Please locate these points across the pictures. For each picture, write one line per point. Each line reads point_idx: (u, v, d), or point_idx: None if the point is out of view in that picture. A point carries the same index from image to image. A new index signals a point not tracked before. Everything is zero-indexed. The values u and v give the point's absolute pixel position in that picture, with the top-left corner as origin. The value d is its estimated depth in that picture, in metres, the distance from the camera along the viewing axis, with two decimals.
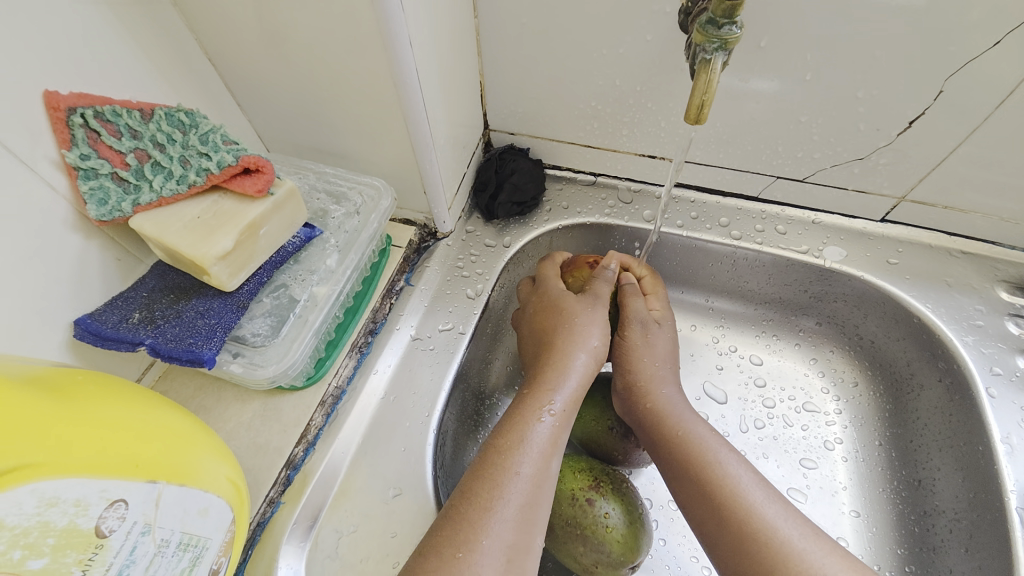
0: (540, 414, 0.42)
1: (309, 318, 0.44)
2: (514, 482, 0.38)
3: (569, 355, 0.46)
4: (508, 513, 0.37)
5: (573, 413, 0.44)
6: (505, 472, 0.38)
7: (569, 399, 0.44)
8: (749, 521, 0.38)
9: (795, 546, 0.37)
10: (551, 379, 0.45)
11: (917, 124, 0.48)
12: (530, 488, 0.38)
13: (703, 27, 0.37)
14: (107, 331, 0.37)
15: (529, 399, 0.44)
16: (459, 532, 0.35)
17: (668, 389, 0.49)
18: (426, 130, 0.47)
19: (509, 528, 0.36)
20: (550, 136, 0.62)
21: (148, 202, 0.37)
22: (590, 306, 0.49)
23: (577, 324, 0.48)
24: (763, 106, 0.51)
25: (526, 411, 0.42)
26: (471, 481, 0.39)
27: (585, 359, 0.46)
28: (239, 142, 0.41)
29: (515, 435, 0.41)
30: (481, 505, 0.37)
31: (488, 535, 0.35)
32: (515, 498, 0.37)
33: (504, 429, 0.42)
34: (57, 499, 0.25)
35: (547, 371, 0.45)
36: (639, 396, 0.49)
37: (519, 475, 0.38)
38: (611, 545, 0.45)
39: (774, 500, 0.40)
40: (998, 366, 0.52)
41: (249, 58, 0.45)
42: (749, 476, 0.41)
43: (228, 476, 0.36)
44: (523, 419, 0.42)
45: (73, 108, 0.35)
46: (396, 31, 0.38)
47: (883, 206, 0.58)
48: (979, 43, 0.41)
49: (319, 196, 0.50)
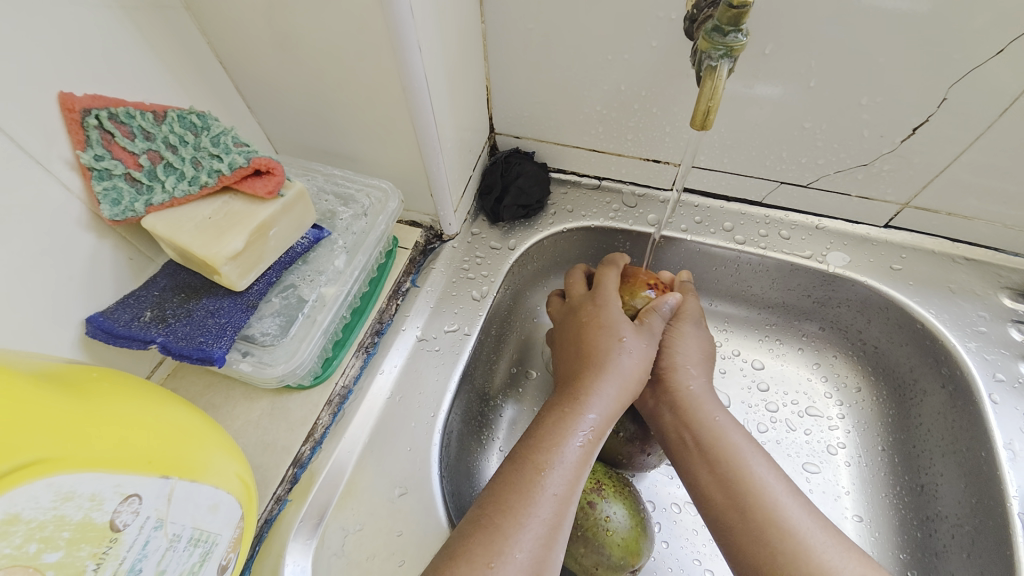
0: (576, 432, 0.41)
1: (318, 318, 0.44)
2: (546, 499, 0.38)
3: (607, 372, 0.44)
4: (538, 531, 0.37)
5: (607, 430, 0.43)
6: (536, 490, 0.38)
7: (605, 416, 0.42)
8: (772, 512, 0.39)
9: (815, 540, 0.37)
10: (586, 395, 0.43)
11: (920, 131, 0.49)
12: (560, 505, 0.38)
13: (709, 34, 0.37)
14: (119, 329, 0.38)
15: (565, 415, 0.42)
16: (492, 544, 0.36)
17: (697, 380, 0.48)
18: (434, 134, 0.47)
19: (538, 545, 0.36)
20: (555, 140, 0.62)
21: (160, 202, 0.38)
22: (644, 340, 0.47)
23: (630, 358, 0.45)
24: (767, 112, 0.51)
25: (562, 427, 0.41)
26: (496, 491, 0.39)
27: (623, 379, 0.44)
28: (250, 143, 0.41)
29: (549, 454, 0.40)
30: (511, 518, 0.37)
31: (518, 550, 0.35)
32: (546, 517, 0.37)
33: (535, 445, 0.41)
34: (73, 493, 0.26)
35: (581, 386, 0.44)
36: (667, 385, 0.48)
37: (551, 494, 0.38)
38: (611, 548, 0.45)
39: (792, 496, 0.40)
40: (1001, 373, 0.53)
41: (259, 62, 0.45)
42: (771, 471, 0.42)
43: (237, 472, 0.37)
44: (557, 435, 0.41)
45: (88, 110, 0.35)
46: (406, 36, 0.39)
47: (886, 212, 0.58)
48: (982, 51, 0.42)
49: (328, 198, 0.51)
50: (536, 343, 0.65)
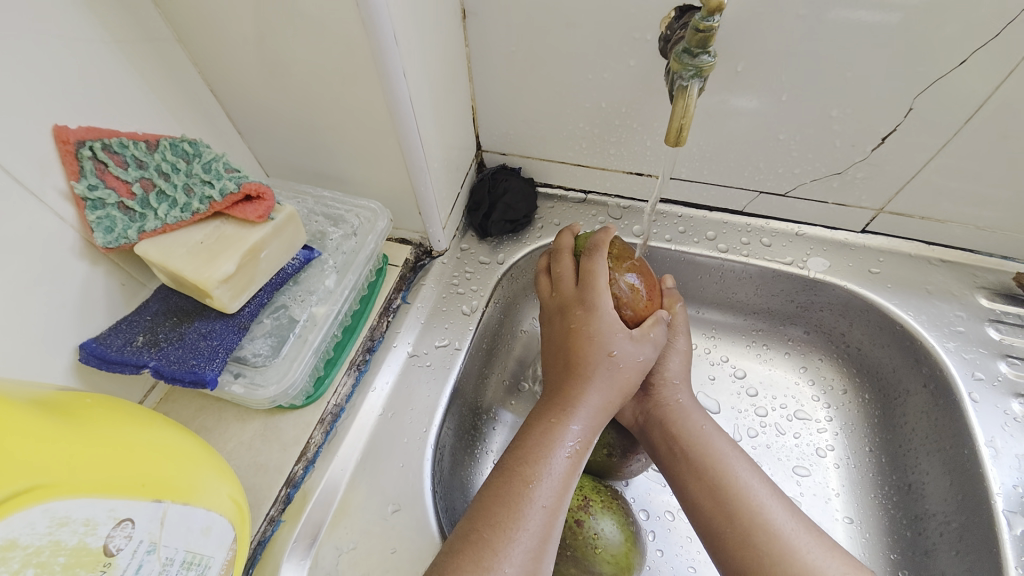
0: (562, 444, 0.42)
1: (309, 338, 0.45)
2: (535, 513, 0.39)
3: (591, 383, 0.44)
4: (529, 543, 0.38)
5: (593, 439, 0.44)
6: (526, 503, 0.39)
7: (591, 424, 0.44)
8: (758, 515, 0.40)
9: (799, 541, 0.38)
10: (572, 405, 0.44)
11: (890, 140, 0.51)
12: (549, 518, 0.39)
13: (679, 55, 0.39)
14: (112, 354, 0.38)
15: (552, 426, 0.43)
16: (482, 559, 0.36)
17: (683, 394, 0.49)
18: (421, 155, 0.48)
19: (528, 557, 0.37)
20: (541, 156, 0.64)
21: (153, 229, 0.39)
22: (639, 351, 0.46)
23: (618, 370, 0.45)
24: (743, 124, 0.53)
25: (549, 439, 0.42)
26: (492, 504, 0.39)
27: (607, 390, 0.45)
28: (241, 169, 0.43)
29: (537, 464, 0.41)
30: (503, 531, 0.38)
31: (509, 563, 0.36)
32: (536, 529, 0.38)
33: (522, 456, 0.42)
34: (68, 518, 0.26)
35: (571, 396, 0.44)
36: (656, 397, 0.49)
37: (540, 506, 0.39)
38: (602, 565, 0.45)
39: (777, 497, 0.41)
40: (980, 371, 0.54)
41: (250, 89, 0.47)
42: (756, 475, 0.43)
43: (230, 494, 0.37)
44: (545, 447, 0.42)
45: (82, 141, 0.37)
46: (391, 63, 0.40)
47: (863, 218, 0.60)
48: (944, 63, 0.44)
49: (318, 219, 0.52)
50: (528, 357, 0.66)
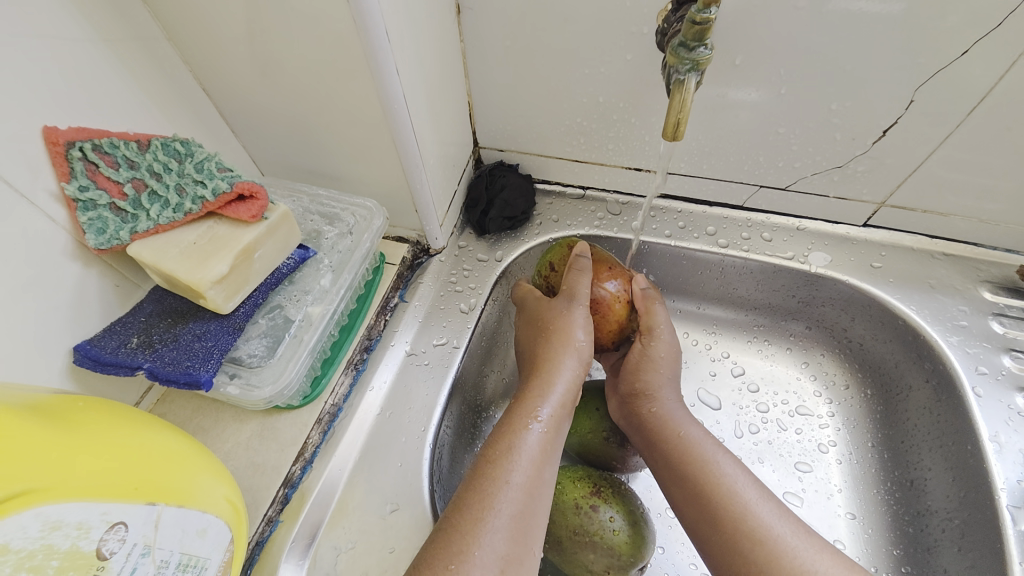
0: (528, 425, 0.42)
1: (304, 338, 0.45)
2: (504, 491, 0.38)
3: (556, 367, 0.46)
4: (501, 523, 0.37)
5: (561, 424, 0.44)
6: (496, 483, 0.39)
7: (559, 406, 0.44)
8: (745, 520, 0.39)
9: (787, 544, 0.38)
10: (537, 389, 0.45)
11: (892, 133, 0.50)
12: (522, 497, 0.39)
13: (676, 49, 0.38)
14: (106, 356, 0.38)
15: (517, 411, 0.44)
16: (453, 543, 0.36)
17: (669, 397, 0.49)
18: (415, 152, 0.48)
19: (502, 539, 0.36)
20: (538, 153, 0.63)
21: (145, 230, 0.38)
22: (568, 311, 0.48)
23: (563, 336, 0.47)
24: (743, 118, 0.52)
25: (514, 423, 0.43)
26: (466, 491, 0.39)
27: (569, 371, 0.46)
28: (234, 168, 0.42)
29: (506, 445, 0.41)
30: (474, 514, 0.37)
31: (481, 545, 0.36)
32: (507, 508, 0.38)
33: (493, 441, 0.42)
34: (60, 522, 0.26)
35: (534, 384, 0.45)
36: (640, 402, 0.48)
37: (508, 483, 0.39)
38: (620, 549, 0.45)
39: (766, 499, 0.41)
40: (985, 366, 0.53)
41: (242, 87, 0.46)
42: (744, 477, 0.42)
43: (225, 496, 0.37)
44: (511, 430, 0.42)
45: (72, 142, 0.36)
46: (383, 59, 0.40)
47: (865, 212, 0.59)
48: (947, 53, 0.43)
49: (313, 217, 0.52)
50: None
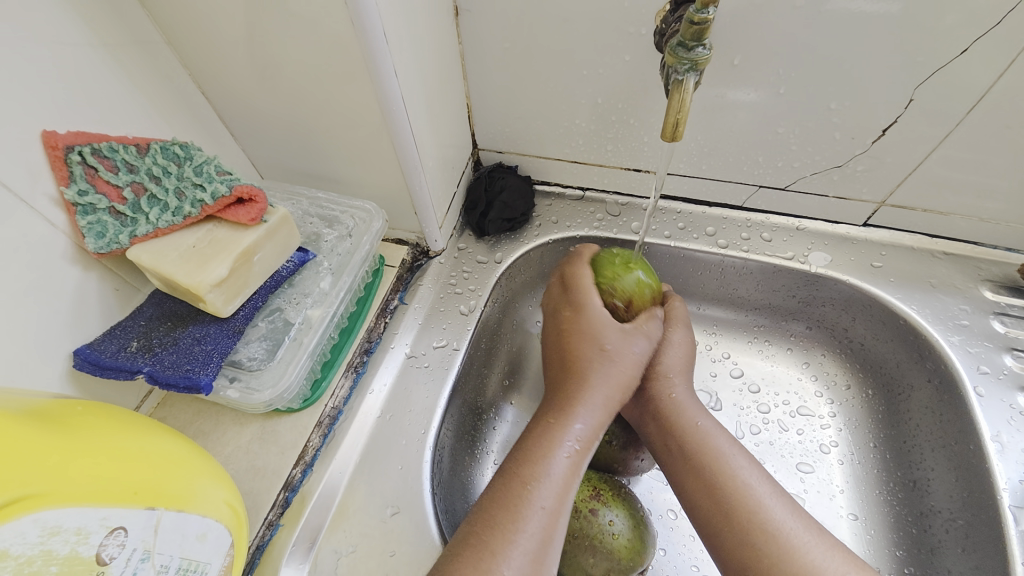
0: (563, 445, 0.42)
1: (304, 341, 0.44)
2: (536, 515, 0.38)
3: (593, 383, 0.45)
4: (530, 547, 0.37)
5: (595, 441, 0.44)
6: (527, 506, 0.38)
7: (595, 423, 0.43)
8: (756, 514, 0.39)
9: (799, 538, 0.38)
10: (572, 407, 0.44)
11: (891, 132, 0.50)
12: (551, 521, 0.38)
13: (674, 49, 0.38)
14: (106, 360, 0.38)
15: (552, 428, 0.43)
16: (480, 562, 0.36)
17: (681, 387, 0.49)
18: (414, 154, 0.48)
19: (529, 562, 0.36)
20: (537, 154, 0.63)
21: (144, 233, 0.38)
22: (631, 344, 0.47)
23: (613, 364, 0.46)
24: (742, 118, 0.52)
25: (548, 441, 0.42)
26: (491, 507, 0.39)
27: (608, 390, 0.45)
28: (233, 172, 0.42)
29: (538, 463, 0.41)
30: (501, 535, 0.37)
31: (509, 568, 0.36)
32: (536, 532, 0.37)
33: (523, 458, 0.41)
34: (59, 527, 0.26)
35: (570, 398, 0.45)
36: (653, 390, 0.49)
37: (540, 508, 0.38)
38: (620, 552, 0.45)
39: (779, 495, 0.41)
40: (986, 365, 0.53)
41: (241, 90, 0.46)
42: (756, 471, 0.42)
43: (226, 499, 0.37)
44: (545, 450, 0.41)
45: (71, 147, 0.36)
46: (382, 61, 0.40)
47: (864, 212, 0.59)
48: (946, 52, 0.43)
49: (312, 220, 0.52)
50: (526, 355, 0.66)
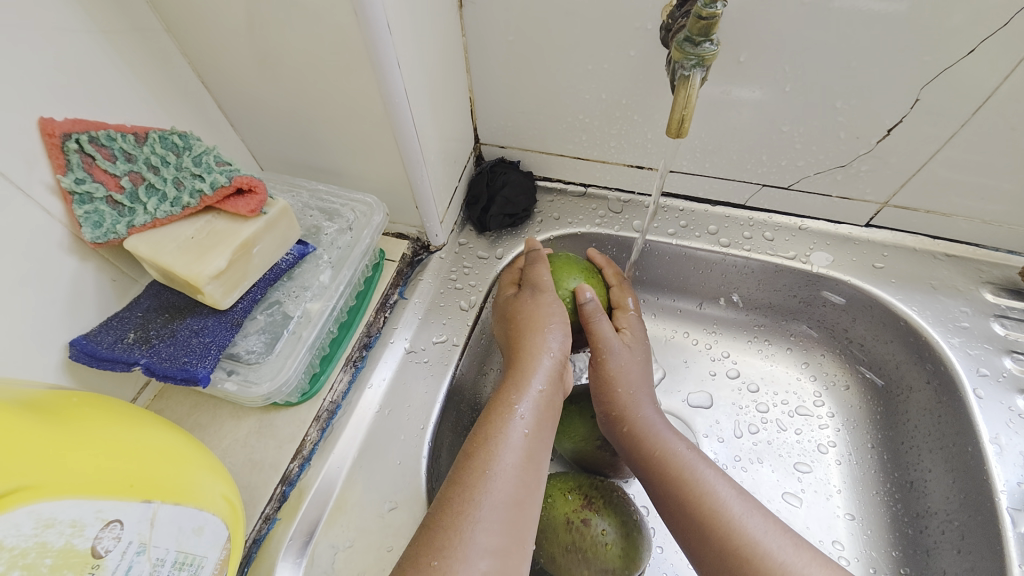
0: (510, 415, 0.42)
1: (303, 334, 0.44)
2: (488, 483, 0.38)
3: (538, 352, 0.46)
4: (493, 518, 0.37)
5: (546, 412, 0.44)
6: (479, 474, 0.38)
7: (547, 390, 0.45)
8: (731, 536, 0.39)
9: (776, 559, 0.37)
10: (520, 375, 0.45)
11: (896, 132, 0.50)
12: (506, 488, 0.38)
13: (681, 44, 0.38)
14: (102, 352, 0.38)
15: (499, 401, 0.44)
16: (437, 543, 0.35)
17: (646, 411, 0.48)
18: (416, 146, 0.47)
19: (486, 531, 0.36)
20: (539, 149, 0.63)
21: (142, 223, 0.38)
22: (542, 302, 0.49)
23: (537, 327, 0.47)
24: (746, 116, 0.52)
25: (497, 413, 0.42)
26: (450, 491, 0.38)
27: (552, 358, 0.46)
28: (233, 162, 0.42)
29: (493, 433, 0.41)
30: (459, 509, 0.37)
31: (470, 540, 0.35)
32: (491, 501, 0.37)
33: (478, 432, 0.42)
34: (54, 520, 0.26)
35: (514, 375, 0.45)
36: (617, 420, 0.48)
37: (491, 475, 0.38)
38: (613, 562, 0.45)
39: (754, 512, 0.40)
40: (985, 367, 0.53)
41: (241, 80, 0.46)
42: (728, 489, 0.42)
43: (223, 493, 0.36)
44: (495, 420, 0.42)
45: (68, 134, 0.36)
46: (384, 52, 0.39)
47: (867, 212, 0.59)
48: (954, 51, 0.43)
49: (312, 213, 0.51)
50: None
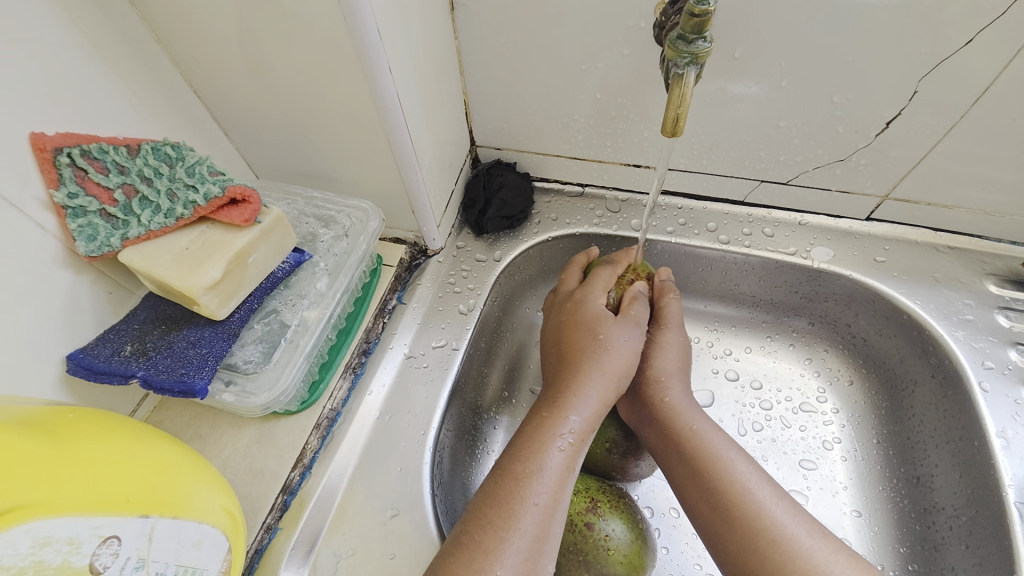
0: (556, 439, 0.42)
1: (301, 343, 0.44)
2: (529, 512, 0.38)
3: (588, 373, 0.45)
4: (525, 545, 0.36)
5: (589, 435, 0.43)
6: (522, 502, 0.38)
7: (591, 413, 0.44)
8: (759, 518, 0.38)
9: (803, 544, 0.37)
10: (569, 400, 0.44)
11: (894, 125, 0.49)
12: (544, 516, 0.38)
13: (674, 42, 0.38)
14: (99, 365, 0.38)
15: (545, 422, 0.43)
16: (472, 562, 0.35)
17: (678, 388, 0.48)
18: (411, 151, 0.47)
19: (522, 560, 0.36)
20: (535, 151, 0.63)
21: (136, 236, 0.38)
22: (620, 329, 0.48)
23: (611, 354, 0.47)
24: (743, 112, 0.52)
25: (544, 436, 0.42)
26: (482, 510, 0.38)
27: (597, 380, 0.45)
28: (226, 172, 0.42)
29: (534, 458, 0.40)
30: (493, 533, 0.37)
31: (504, 566, 0.35)
32: (529, 529, 0.37)
33: (518, 454, 0.41)
34: (50, 538, 0.26)
35: (562, 394, 0.45)
36: (654, 395, 0.48)
37: (534, 505, 0.38)
38: (614, 566, 0.44)
39: (781, 498, 0.40)
40: (990, 361, 0.53)
41: (233, 89, 0.45)
42: (756, 474, 0.41)
43: (222, 505, 0.36)
44: (540, 445, 0.41)
45: (60, 148, 0.35)
46: (375, 58, 0.39)
47: (867, 205, 0.58)
48: (951, 42, 0.42)
49: (308, 220, 0.51)
50: (525, 353, 0.65)
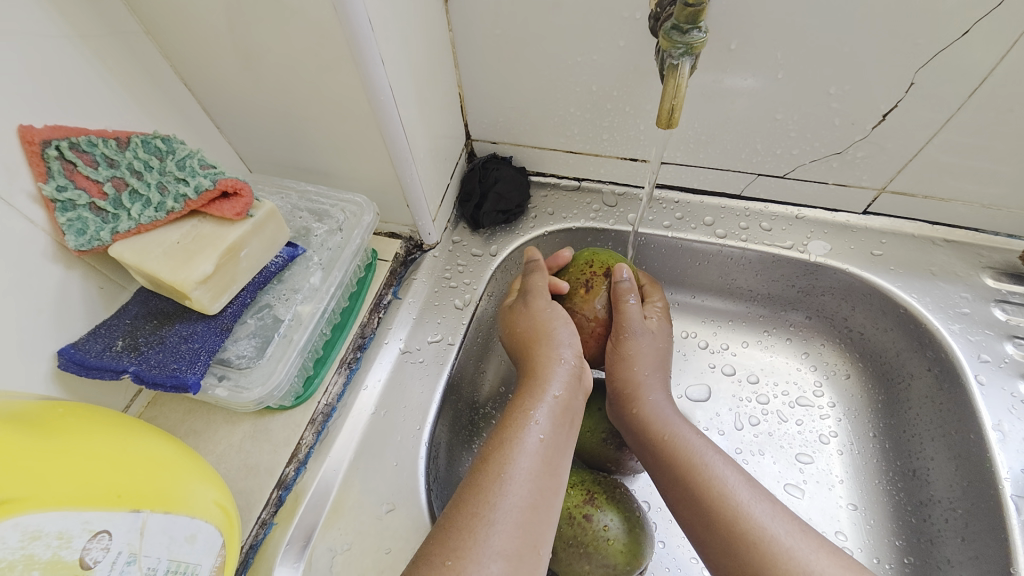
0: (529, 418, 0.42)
1: (294, 337, 0.44)
2: (505, 486, 0.37)
3: (555, 360, 0.46)
4: (505, 521, 0.36)
5: (566, 420, 0.43)
6: (495, 477, 0.38)
7: (565, 396, 0.44)
8: (737, 522, 0.38)
9: (783, 543, 0.36)
10: (540, 384, 0.45)
11: (891, 117, 0.49)
12: (524, 492, 0.37)
13: (669, 32, 0.37)
14: (91, 360, 0.37)
15: (517, 405, 0.43)
16: (447, 542, 0.35)
17: (656, 395, 0.48)
18: (404, 144, 0.47)
19: (501, 534, 0.35)
20: (531, 144, 0.62)
21: (126, 230, 0.37)
22: (530, 304, 0.51)
23: (539, 329, 0.49)
24: (739, 105, 0.51)
25: (516, 418, 0.42)
26: (462, 494, 0.38)
27: (568, 365, 0.46)
28: (217, 165, 0.41)
29: (509, 436, 0.41)
30: (469, 510, 0.36)
31: (480, 541, 0.34)
32: (508, 503, 0.37)
33: (495, 435, 0.41)
34: (40, 532, 0.26)
35: (532, 380, 0.46)
36: (627, 403, 0.48)
37: (509, 479, 0.38)
38: (615, 557, 0.44)
39: (762, 499, 0.39)
40: (987, 354, 0.53)
41: (224, 81, 0.45)
42: (734, 475, 0.41)
43: (215, 500, 0.36)
44: (514, 425, 0.41)
45: (48, 141, 0.35)
46: (366, 49, 0.38)
47: (865, 199, 0.58)
48: (948, 33, 0.42)
49: (302, 214, 0.51)
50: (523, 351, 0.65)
